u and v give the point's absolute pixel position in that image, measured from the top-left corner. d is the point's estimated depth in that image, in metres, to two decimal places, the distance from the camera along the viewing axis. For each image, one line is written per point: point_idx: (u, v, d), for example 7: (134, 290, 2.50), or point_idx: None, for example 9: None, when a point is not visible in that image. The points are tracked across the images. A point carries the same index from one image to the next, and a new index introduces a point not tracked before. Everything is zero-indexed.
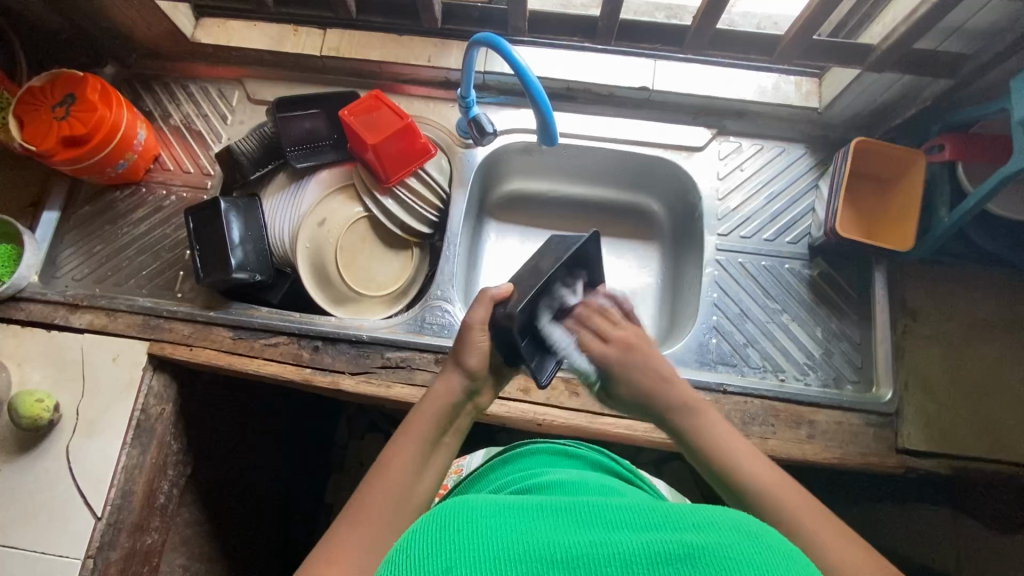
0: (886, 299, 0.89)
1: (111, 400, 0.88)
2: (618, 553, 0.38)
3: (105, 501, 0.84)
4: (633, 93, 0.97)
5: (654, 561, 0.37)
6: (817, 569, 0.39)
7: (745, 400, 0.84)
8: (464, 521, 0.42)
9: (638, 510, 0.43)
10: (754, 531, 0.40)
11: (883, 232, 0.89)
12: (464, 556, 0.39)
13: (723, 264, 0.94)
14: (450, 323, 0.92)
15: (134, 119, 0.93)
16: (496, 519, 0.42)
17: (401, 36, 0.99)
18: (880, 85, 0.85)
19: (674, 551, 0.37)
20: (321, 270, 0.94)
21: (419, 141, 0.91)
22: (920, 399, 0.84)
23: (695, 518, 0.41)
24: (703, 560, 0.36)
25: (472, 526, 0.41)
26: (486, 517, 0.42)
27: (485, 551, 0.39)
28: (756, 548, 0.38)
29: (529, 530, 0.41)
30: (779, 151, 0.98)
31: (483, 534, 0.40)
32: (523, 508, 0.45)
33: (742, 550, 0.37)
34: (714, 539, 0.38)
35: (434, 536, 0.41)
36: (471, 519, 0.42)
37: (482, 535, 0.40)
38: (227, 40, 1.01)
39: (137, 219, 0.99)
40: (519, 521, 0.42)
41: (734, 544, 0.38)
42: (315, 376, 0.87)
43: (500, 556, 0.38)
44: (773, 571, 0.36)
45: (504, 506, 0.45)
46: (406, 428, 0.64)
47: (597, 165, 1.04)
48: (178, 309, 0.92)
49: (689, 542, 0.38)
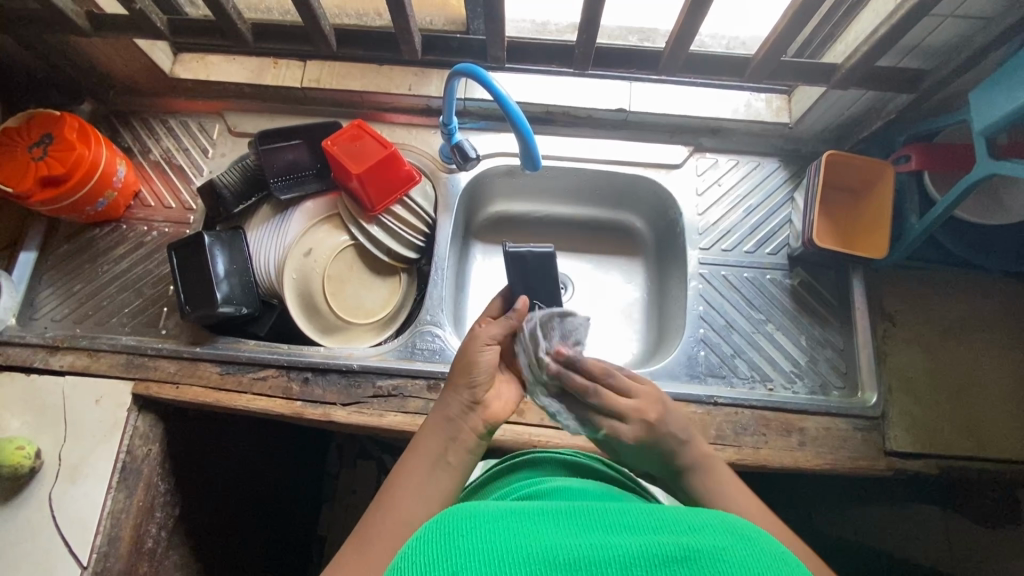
0: (863, 304, 0.92)
1: (95, 443, 0.85)
2: (618, 556, 0.38)
3: (91, 548, 0.81)
4: (611, 115, 1.00)
5: (653, 563, 0.37)
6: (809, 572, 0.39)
7: (735, 411, 0.86)
8: (470, 526, 0.41)
9: (635, 510, 0.44)
10: (746, 533, 0.40)
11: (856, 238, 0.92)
12: (470, 561, 0.38)
13: (707, 278, 0.96)
14: (441, 347, 0.92)
15: (113, 157, 0.93)
16: (498, 522, 0.42)
17: (381, 66, 1.00)
18: (846, 100, 0.88)
19: (673, 553, 0.38)
20: (308, 300, 0.93)
21: (403, 168, 0.91)
22: (904, 401, 0.86)
23: (689, 521, 0.42)
24: (699, 562, 0.37)
25: (477, 531, 0.41)
26: (489, 522, 0.42)
27: (492, 556, 0.38)
28: (748, 549, 0.38)
29: (533, 532, 0.41)
30: (755, 166, 1.01)
31: (487, 539, 0.40)
32: (522, 510, 0.44)
33: (736, 550, 0.38)
34: (708, 541, 0.39)
35: (439, 543, 0.40)
36: (475, 525, 0.41)
37: (487, 539, 0.40)
38: (207, 74, 1.01)
39: (119, 256, 0.98)
40: (521, 524, 0.42)
41: (727, 546, 0.39)
42: (306, 409, 0.86)
43: (504, 560, 0.38)
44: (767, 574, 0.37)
45: (505, 507, 0.44)
46: (408, 454, 0.61)
47: (579, 184, 1.06)
48: (163, 346, 0.91)
49: (686, 545, 0.38)
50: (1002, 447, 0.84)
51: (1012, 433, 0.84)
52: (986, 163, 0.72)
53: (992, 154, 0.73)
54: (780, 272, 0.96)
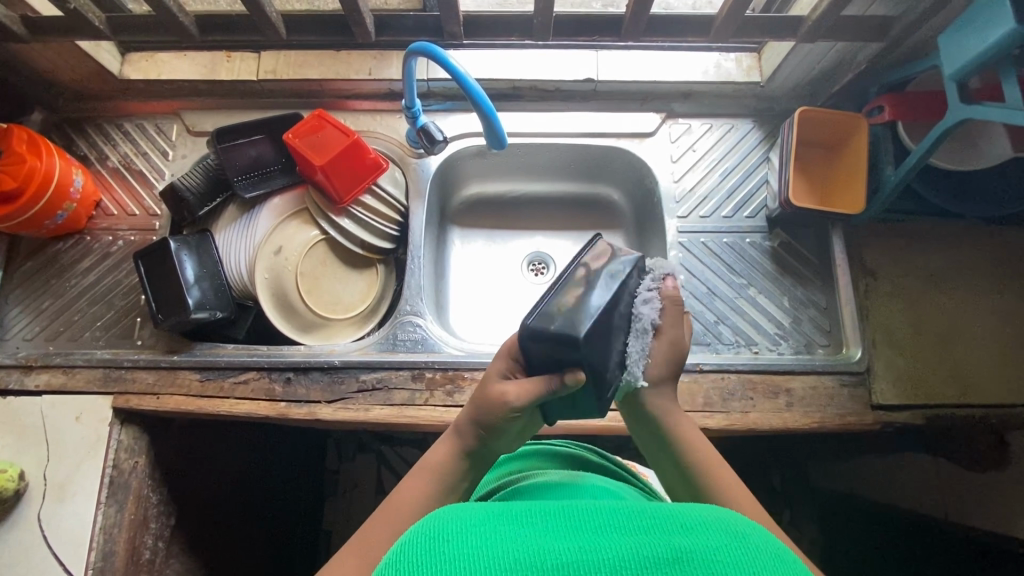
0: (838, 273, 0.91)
1: (79, 460, 0.84)
2: (607, 558, 0.36)
3: (86, 564, 0.81)
4: (579, 86, 0.97)
5: (643, 566, 0.35)
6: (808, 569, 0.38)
7: (721, 376, 0.86)
8: (455, 533, 0.39)
9: (626, 511, 0.42)
10: (741, 530, 0.39)
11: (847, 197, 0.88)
12: (453, 566, 0.36)
13: (687, 246, 0.94)
14: (423, 337, 0.90)
15: (67, 166, 0.89)
16: (485, 525, 0.40)
17: (338, 51, 0.97)
18: (817, 53, 0.86)
19: (664, 554, 0.36)
20: (283, 299, 0.90)
21: (369, 156, 0.88)
22: (889, 353, 0.87)
23: (681, 519, 0.40)
24: (691, 564, 0.35)
25: (461, 538, 0.38)
26: (475, 527, 0.40)
27: (476, 561, 0.36)
28: (741, 546, 0.37)
29: (519, 536, 0.39)
30: (729, 129, 0.99)
31: (474, 544, 0.38)
32: (511, 512, 0.42)
33: (729, 551, 0.36)
34: (701, 542, 0.37)
35: (422, 551, 0.38)
36: (462, 530, 0.39)
37: (470, 545, 0.38)
38: (157, 73, 0.97)
39: (85, 269, 0.95)
40: (508, 528, 0.40)
41: (722, 546, 0.37)
42: (291, 409, 0.84)
43: (486, 566, 0.36)
44: None
45: (492, 512, 0.42)
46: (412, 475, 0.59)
47: (553, 159, 1.04)
48: (140, 357, 0.89)
49: (678, 546, 0.37)
50: (987, 393, 0.85)
51: (997, 379, 0.85)
52: (959, 108, 0.71)
53: (965, 99, 0.72)
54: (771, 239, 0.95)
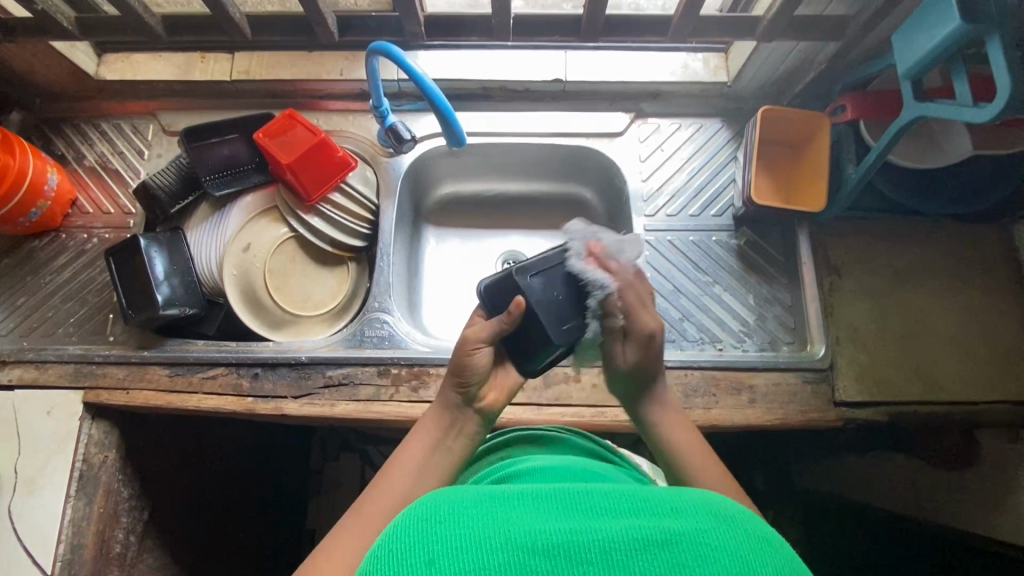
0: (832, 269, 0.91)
1: (49, 454, 0.85)
2: (597, 538, 0.36)
3: (54, 557, 0.82)
4: (548, 86, 0.98)
5: (633, 547, 0.35)
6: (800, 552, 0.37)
7: (685, 373, 0.86)
8: (449, 512, 0.39)
9: (618, 490, 0.41)
10: (736, 513, 0.38)
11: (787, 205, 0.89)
12: (444, 547, 0.36)
13: (654, 244, 0.95)
14: (390, 333, 0.91)
15: (41, 165, 0.91)
16: (475, 507, 0.39)
17: (310, 52, 0.98)
18: (779, 52, 0.87)
19: (654, 536, 0.36)
20: (251, 296, 0.91)
21: (337, 153, 0.89)
22: (852, 350, 0.87)
23: (674, 501, 0.39)
24: (679, 546, 0.35)
25: (455, 518, 0.38)
26: (469, 507, 0.39)
27: (467, 542, 0.36)
28: (734, 529, 0.36)
29: (514, 515, 0.38)
30: (697, 128, 1.00)
31: (467, 526, 0.37)
32: (504, 493, 0.42)
33: (722, 534, 0.36)
34: (693, 524, 0.37)
35: (414, 532, 0.37)
36: (451, 510, 0.39)
37: (465, 524, 0.38)
38: (133, 74, 0.99)
39: (60, 266, 0.96)
40: (500, 509, 0.39)
41: (714, 528, 0.36)
42: (258, 404, 0.85)
43: (479, 548, 0.36)
44: (757, 561, 0.34)
45: (486, 492, 0.42)
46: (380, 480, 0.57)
47: (524, 159, 1.05)
48: (111, 353, 0.90)
49: (668, 529, 0.36)
50: (950, 390, 0.85)
51: (961, 377, 0.85)
52: (913, 106, 0.72)
53: (919, 96, 0.73)
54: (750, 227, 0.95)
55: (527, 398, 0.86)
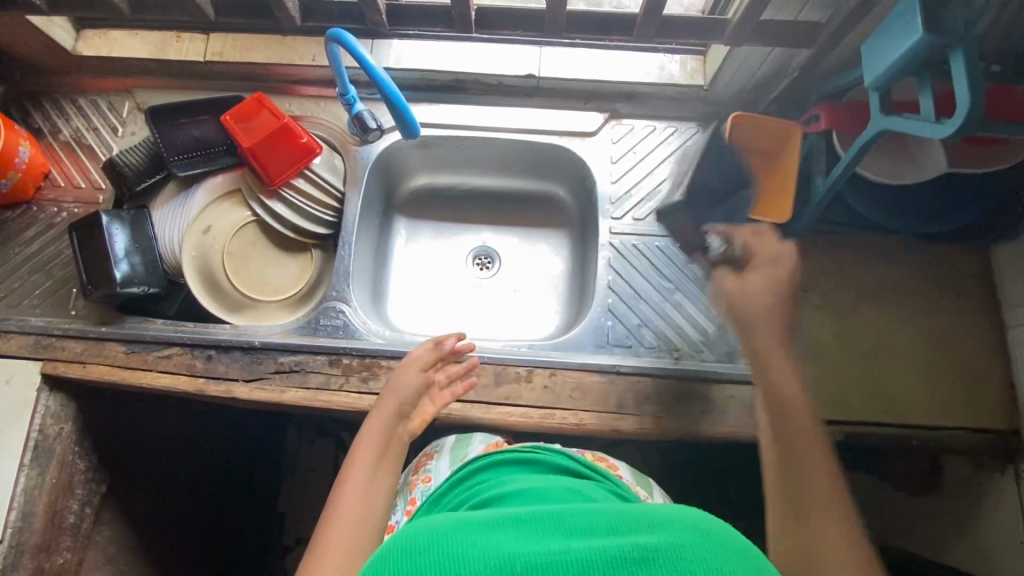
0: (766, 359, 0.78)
1: (5, 423, 0.87)
2: (575, 560, 0.40)
3: (5, 523, 0.85)
4: (521, 82, 0.97)
5: (609, 566, 0.39)
6: (758, 553, 0.43)
7: (638, 380, 0.85)
8: (431, 541, 0.42)
9: (590, 512, 0.45)
10: (708, 529, 0.43)
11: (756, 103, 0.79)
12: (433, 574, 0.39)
13: (618, 247, 0.94)
14: (345, 323, 0.91)
15: (12, 137, 0.92)
16: (450, 536, 0.42)
17: (284, 37, 0.98)
18: (753, 58, 0.85)
19: (629, 555, 0.40)
20: (209, 278, 0.92)
21: (300, 140, 0.89)
22: (811, 366, 0.85)
23: (644, 519, 0.44)
24: (654, 564, 0.39)
25: (438, 546, 0.41)
26: (449, 536, 0.42)
27: (450, 568, 0.39)
28: (703, 544, 0.42)
29: (495, 541, 0.42)
30: (672, 131, 0.98)
31: (450, 553, 0.40)
32: (479, 521, 0.45)
33: (692, 551, 0.41)
34: (664, 540, 0.41)
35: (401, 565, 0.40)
36: (436, 541, 0.42)
37: (451, 551, 0.41)
38: (109, 51, 0.99)
39: (30, 238, 0.97)
40: (480, 534, 0.43)
41: (683, 543, 0.41)
42: (209, 385, 0.86)
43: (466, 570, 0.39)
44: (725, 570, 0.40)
45: (463, 521, 0.45)
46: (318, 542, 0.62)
47: (496, 154, 1.05)
48: (71, 326, 0.91)
49: (642, 545, 0.41)
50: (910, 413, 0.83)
51: (922, 399, 0.83)
52: (879, 121, 0.70)
53: (886, 109, 0.70)
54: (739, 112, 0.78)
55: (476, 395, 0.86)
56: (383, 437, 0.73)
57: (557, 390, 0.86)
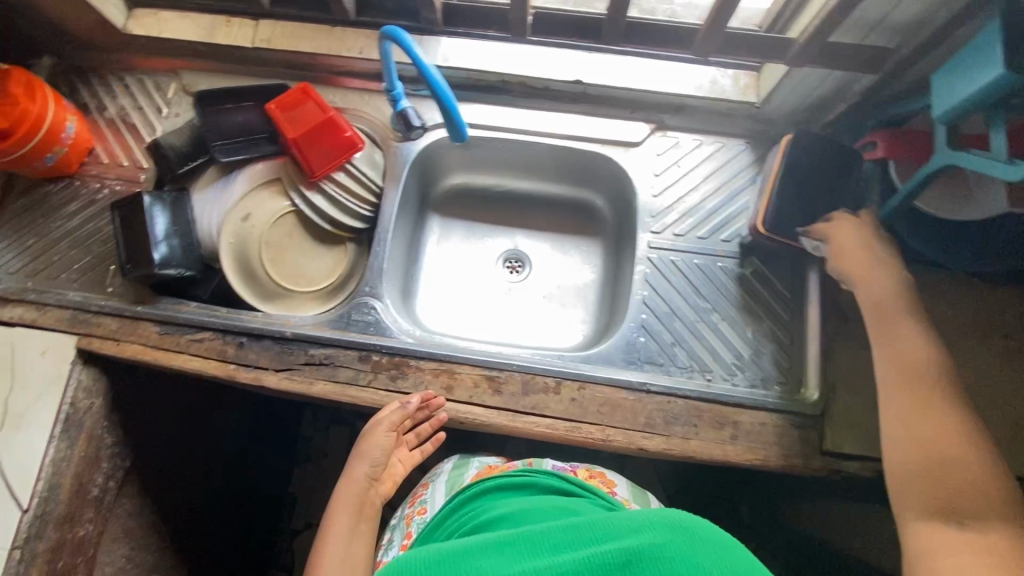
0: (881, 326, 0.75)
1: (39, 393, 0.89)
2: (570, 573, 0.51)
3: (33, 493, 0.86)
4: (568, 87, 0.95)
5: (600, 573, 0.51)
6: (734, 544, 0.55)
7: (668, 400, 0.84)
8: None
9: (575, 524, 0.56)
10: (683, 524, 0.55)
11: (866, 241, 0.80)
12: None
13: (656, 263, 0.92)
14: (376, 320, 0.91)
15: (61, 112, 0.92)
16: (455, 563, 0.54)
17: (334, 28, 0.97)
18: (812, 80, 0.82)
19: (616, 559, 0.52)
20: (245, 265, 0.92)
21: (344, 134, 0.88)
22: (845, 399, 0.84)
23: (625, 523, 0.55)
24: (638, 564, 0.51)
25: None
26: (454, 570, 0.53)
27: None
28: (683, 539, 0.53)
29: (495, 568, 0.53)
30: (719, 147, 0.96)
31: None
32: (478, 546, 0.56)
33: (671, 547, 0.52)
34: (646, 542, 0.53)
35: None
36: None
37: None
38: (159, 31, 0.99)
39: (71, 212, 0.98)
40: (482, 564, 0.53)
41: (664, 543, 0.53)
42: (239, 372, 0.86)
43: None
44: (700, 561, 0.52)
45: (465, 549, 0.55)
46: None
47: (537, 159, 1.03)
48: (107, 303, 0.92)
49: (627, 549, 0.52)
50: None
51: None
52: (946, 153, 0.68)
53: (954, 143, 0.68)
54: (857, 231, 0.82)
55: (504, 402, 0.85)
56: (358, 496, 0.81)
57: (585, 404, 0.85)
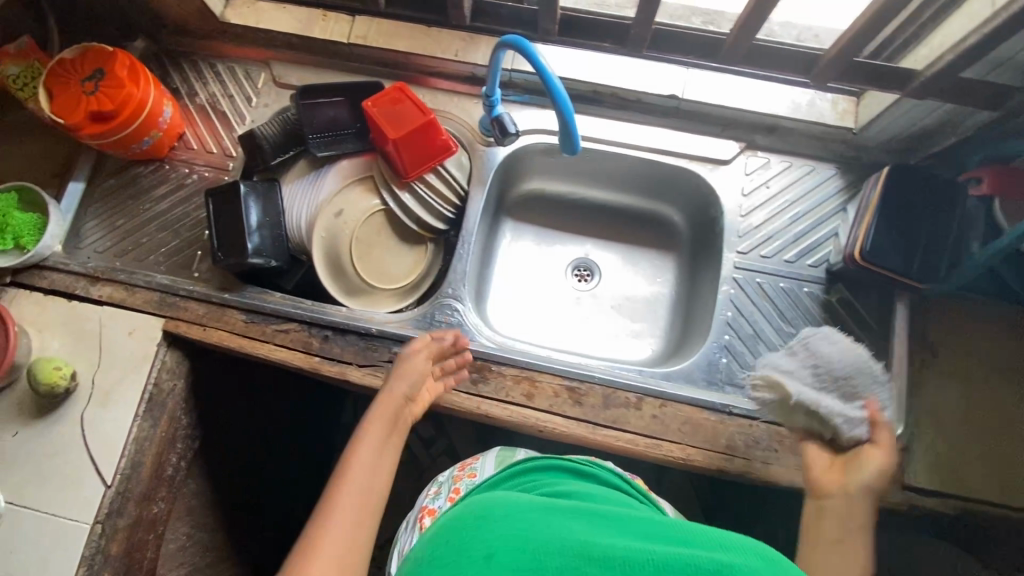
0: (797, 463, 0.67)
1: (125, 372, 0.90)
2: (623, 550, 0.42)
3: (116, 469, 0.87)
4: (662, 101, 0.95)
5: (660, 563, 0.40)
6: None
7: (749, 423, 0.84)
8: (480, 518, 0.49)
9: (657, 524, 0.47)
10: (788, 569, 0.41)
11: (838, 460, 0.70)
12: (474, 544, 0.45)
13: (741, 283, 0.92)
14: (459, 323, 0.92)
15: (160, 97, 0.94)
16: (510, 512, 0.49)
17: (430, 29, 0.98)
18: (920, 110, 0.82)
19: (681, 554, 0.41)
20: (335, 260, 0.93)
21: (440, 137, 0.89)
22: (930, 435, 0.83)
23: (718, 541, 0.44)
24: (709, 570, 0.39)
25: (487, 520, 0.48)
26: (500, 514, 0.49)
27: (488, 540, 0.45)
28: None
29: (550, 525, 0.46)
30: (808, 171, 0.95)
31: (495, 525, 0.47)
32: (539, 507, 0.50)
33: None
34: (733, 558, 0.41)
35: (449, 536, 0.48)
36: (487, 518, 0.48)
37: (498, 526, 0.47)
38: (256, 21, 1.00)
39: (160, 195, 1.00)
40: (531, 516, 0.48)
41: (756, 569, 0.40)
42: (323, 365, 0.87)
43: (509, 539, 0.45)
44: None
45: (521, 504, 0.51)
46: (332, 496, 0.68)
47: (620, 170, 1.03)
48: (195, 288, 0.94)
49: (704, 554, 0.41)
50: None
51: None
52: None
53: None
54: (851, 428, 0.68)
55: (583, 414, 0.85)
56: (393, 414, 0.79)
57: (666, 421, 0.84)
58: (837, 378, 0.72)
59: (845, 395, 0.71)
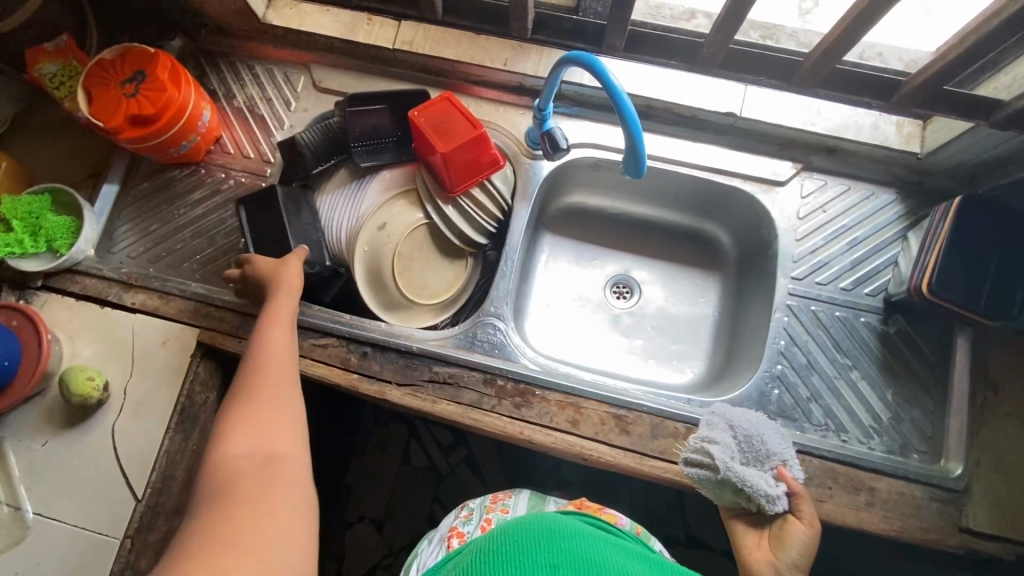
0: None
1: (158, 382, 0.88)
2: None
3: (146, 483, 0.84)
4: (718, 118, 0.92)
5: None
6: None
7: (802, 458, 0.81)
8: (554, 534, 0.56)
9: None
10: None
11: (762, 536, 0.66)
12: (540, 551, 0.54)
13: (794, 310, 0.89)
14: (502, 343, 0.89)
15: (200, 100, 0.91)
16: (579, 540, 0.56)
17: (479, 36, 0.95)
18: (994, 138, 0.79)
19: None
20: (376, 273, 0.91)
21: (489, 152, 0.86)
22: (991, 477, 0.80)
23: None
24: None
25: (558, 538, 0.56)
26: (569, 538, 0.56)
27: (554, 550, 0.54)
28: None
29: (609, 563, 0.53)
30: (866, 195, 0.92)
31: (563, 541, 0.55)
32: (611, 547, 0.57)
33: None
34: None
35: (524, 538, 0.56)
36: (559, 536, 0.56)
37: (565, 545, 0.55)
38: (299, 23, 0.97)
39: (195, 201, 0.97)
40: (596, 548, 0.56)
41: None
42: (361, 383, 0.85)
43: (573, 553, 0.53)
44: None
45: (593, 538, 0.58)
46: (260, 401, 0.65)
47: (668, 187, 1.00)
48: (230, 298, 0.91)
49: None
50: None
51: None
52: None
53: None
54: (772, 504, 0.64)
55: (628, 442, 0.82)
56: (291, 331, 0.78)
57: None
58: (754, 448, 0.70)
59: (758, 464, 0.69)
